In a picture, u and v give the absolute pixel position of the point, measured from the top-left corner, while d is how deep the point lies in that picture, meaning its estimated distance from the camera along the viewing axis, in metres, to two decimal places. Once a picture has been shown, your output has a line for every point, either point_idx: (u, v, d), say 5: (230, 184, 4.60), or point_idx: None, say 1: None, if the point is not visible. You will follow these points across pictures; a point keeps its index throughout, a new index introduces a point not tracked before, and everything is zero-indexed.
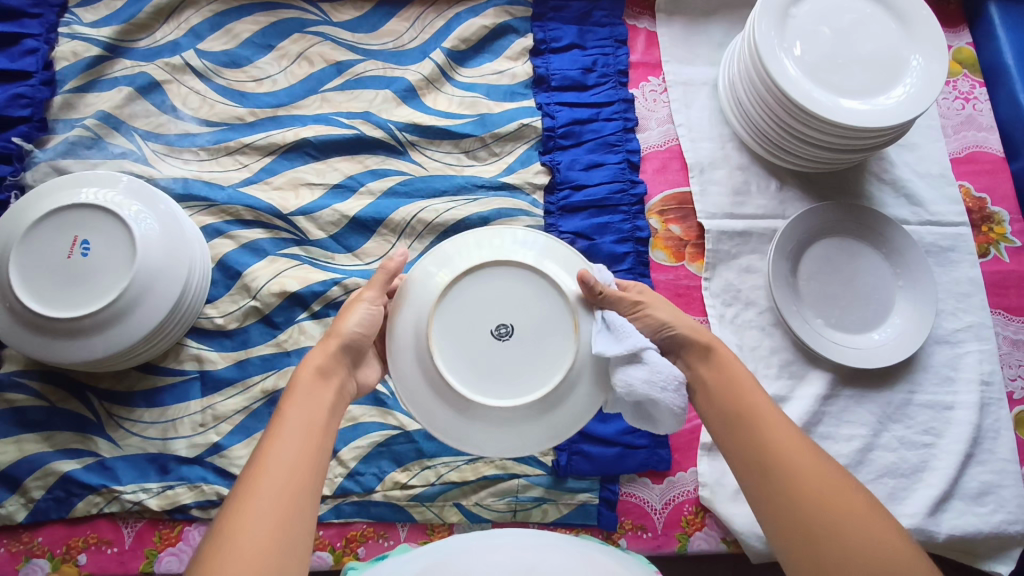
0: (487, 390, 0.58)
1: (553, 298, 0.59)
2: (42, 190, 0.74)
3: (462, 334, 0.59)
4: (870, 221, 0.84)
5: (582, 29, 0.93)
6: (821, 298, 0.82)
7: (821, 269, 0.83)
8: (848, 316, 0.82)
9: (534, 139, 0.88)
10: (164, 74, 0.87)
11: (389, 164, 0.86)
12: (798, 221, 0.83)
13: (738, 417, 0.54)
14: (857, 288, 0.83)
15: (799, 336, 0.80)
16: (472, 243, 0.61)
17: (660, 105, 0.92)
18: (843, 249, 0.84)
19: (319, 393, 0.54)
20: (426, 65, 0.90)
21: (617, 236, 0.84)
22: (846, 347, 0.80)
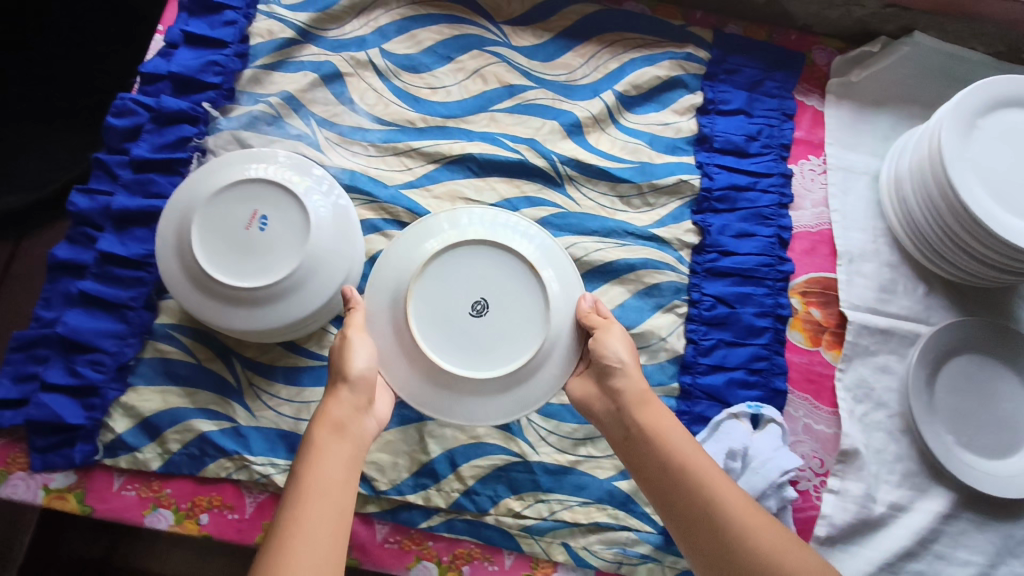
0: (483, 362, 0.68)
1: (510, 260, 0.70)
2: (229, 157, 0.77)
3: (424, 311, 0.69)
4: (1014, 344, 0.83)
5: (751, 96, 0.93)
6: (958, 414, 0.81)
7: (960, 385, 0.82)
8: (981, 439, 0.80)
9: (689, 197, 0.89)
10: (347, 67, 0.89)
11: (545, 194, 0.87)
12: (942, 332, 0.82)
13: (681, 471, 0.60)
14: (995, 413, 0.81)
15: (930, 449, 0.79)
16: (440, 231, 0.72)
17: (817, 186, 0.92)
18: (985, 369, 0.83)
19: (337, 446, 0.60)
20: (596, 104, 0.91)
21: (758, 309, 0.84)
22: (976, 470, 0.79)
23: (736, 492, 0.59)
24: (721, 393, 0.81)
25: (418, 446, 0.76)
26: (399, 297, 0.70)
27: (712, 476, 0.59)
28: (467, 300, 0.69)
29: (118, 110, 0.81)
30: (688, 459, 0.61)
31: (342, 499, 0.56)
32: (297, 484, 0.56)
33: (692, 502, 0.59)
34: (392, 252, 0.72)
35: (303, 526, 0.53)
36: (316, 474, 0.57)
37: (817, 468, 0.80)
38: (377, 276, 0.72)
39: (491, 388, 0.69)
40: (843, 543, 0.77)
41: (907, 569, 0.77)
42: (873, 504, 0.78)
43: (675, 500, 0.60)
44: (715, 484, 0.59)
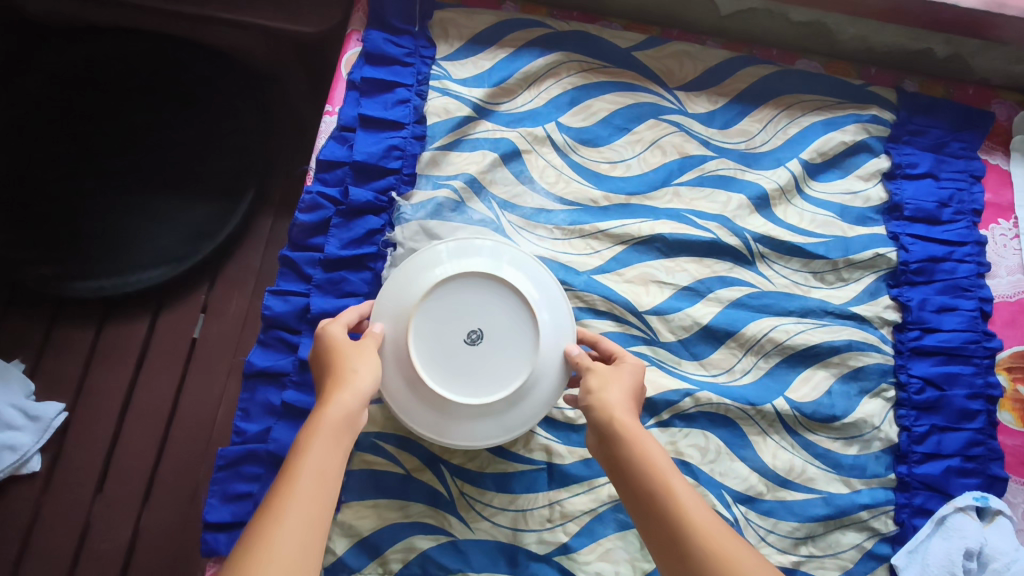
0: (465, 390, 0.65)
1: (514, 297, 0.67)
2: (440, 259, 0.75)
3: (427, 338, 0.66)
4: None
5: (938, 158, 0.90)
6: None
7: None
8: None
9: (885, 270, 0.86)
10: (525, 144, 0.86)
11: (738, 273, 0.84)
12: None
13: (654, 500, 0.53)
14: None
15: None
16: (451, 253, 0.69)
17: (1010, 252, 0.88)
18: None
19: (334, 444, 0.52)
20: (783, 175, 0.87)
21: (969, 390, 0.80)
22: None
23: (717, 526, 0.50)
24: (940, 483, 0.77)
25: (639, 553, 0.73)
26: (397, 316, 0.67)
27: (692, 506, 0.51)
28: (468, 329, 0.66)
29: (307, 204, 0.79)
30: (685, 492, 0.53)
31: (324, 504, 0.48)
32: (287, 470, 0.50)
33: (660, 531, 0.52)
34: (401, 270, 0.69)
35: (286, 518, 0.46)
36: (306, 463, 0.50)
37: None
38: (381, 299, 0.68)
39: (469, 415, 0.66)
40: None
41: None
42: None
43: (647, 529, 0.53)
44: (691, 514, 0.51)
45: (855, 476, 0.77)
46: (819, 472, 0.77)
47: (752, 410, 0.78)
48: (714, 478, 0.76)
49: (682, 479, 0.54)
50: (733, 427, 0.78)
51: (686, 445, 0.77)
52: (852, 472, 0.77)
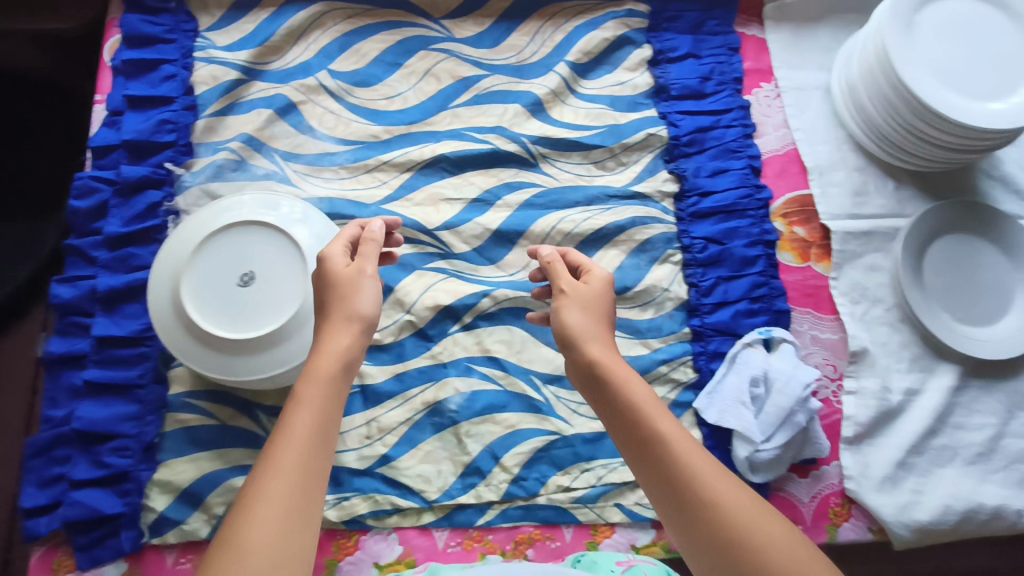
0: (246, 328, 0.71)
1: (278, 236, 0.73)
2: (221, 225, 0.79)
3: (203, 289, 0.71)
4: (978, 216, 0.89)
5: (696, 38, 0.96)
6: (946, 293, 0.87)
7: (944, 266, 0.88)
8: (973, 311, 0.86)
9: (660, 148, 0.91)
10: (300, 96, 0.89)
11: (523, 177, 0.88)
12: (919, 221, 0.88)
13: (652, 452, 0.56)
14: (978, 283, 0.87)
15: (930, 329, 0.84)
16: (216, 212, 0.74)
17: (775, 111, 0.95)
18: (963, 245, 0.89)
19: (315, 405, 0.56)
20: (552, 78, 0.92)
21: (747, 240, 0.87)
22: (971, 339, 0.85)
23: (691, 448, 0.55)
24: (730, 326, 0.83)
25: (457, 449, 0.77)
26: (172, 276, 0.72)
27: (696, 463, 0.54)
28: (241, 272, 0.72)
29: (79, 191, 0.80)
30: (693, 446, 0.55)
31: (310, 470, 0.53)
32: (278, 430, 0.54)
33: (659, 480, 0.55)
34: (174, 238, 0.74)
35: (273, 505, 0.49)
36: (298, 421, 0.54)
37: (831, 374, 0.84)
38: (158, 266, 0.73)
39: (255, 349, 0.71)
40: (870, 437, 0.82)
41: (932, 446, 0.82)
42: (890, 394, 0.83)
43: (644, 476, 0.57)
44: (698, 466, 0.54)
45: (653, 337, 0.83)
46: (619, 340, 0.83)
47: None
48: (521, 366, 0.81)
49: (650, 401, 0.58)
50: None
51: (493, 342, 0.81)
52: (649, 334, 0.83)
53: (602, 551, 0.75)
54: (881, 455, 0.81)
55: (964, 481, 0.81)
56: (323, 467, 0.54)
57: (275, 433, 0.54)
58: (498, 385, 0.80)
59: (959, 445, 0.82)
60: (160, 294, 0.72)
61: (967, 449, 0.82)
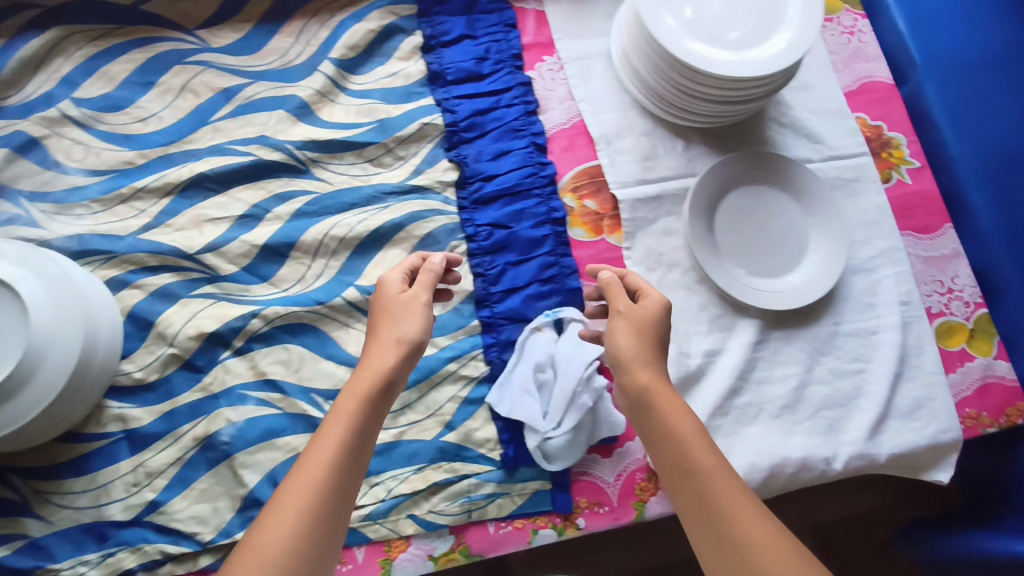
0: None
1: None
2: None
3: None
4: (767, 166, 0.88)
5: (470, 18, 0.92)
6: (740, 248, 0.85)
7: (737, 221, 0.86)
8: (768, 263, 0.85)
9: (438, 137, 0.87)
10: (41, 129, 0.83)
11: (294, 186, 0.84)
12: (707, 179, 0.86)
13: (687, 473, 0.56)
14: (771, 234, 0.86)
15: (724, 288, 0.82)
16: None
17: (559, 83, 0.91)
18: (755, 197, 0.87)
19: (357, 422, 0.58)
20: (317, 78, 0.87)
21: (533, 221, 0.84)
22: (767, 292, 0.83)
23: (720, 468, 0.56)
24: (520, 313, 0.80)
25: (234, 483, 0.73)
26: None
27: (722, 484, 0.55)
28: None
29: None
30: (713, 467, 0.56)
31: (334, 495, 0.53)
32: (308, 451, 0.55)
33: (686, 503, 0.56)
34: None
35: (283, 535, 0.50)
36: (321, 444, 0.56)
37: None
38: None
39: None
40: None
41: (736, 406, 0.80)
42: (688, 359, 0.81)
43: (675, 498, 0.57)
44: (718, 489, 0.55)
45: (440, 334, 0.79)
46: None
47: (324, 309, 0.79)
48: (301, 385, 0.77)
49: (692, 425, 0.59)
50: (313, 331, 0.79)
51: (268, 364, 0.77)
52: (436, 332, 0.79)
53: (398, 567, 0.72)
54: None
55: (769, 437, 0.79)
56: (347, 494, 0.55)
57: (304, 452, 0.56)
58: (277, 409, 0.76)
59: (764, 400, 0.81)
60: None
61: (771, 403, 0.81)
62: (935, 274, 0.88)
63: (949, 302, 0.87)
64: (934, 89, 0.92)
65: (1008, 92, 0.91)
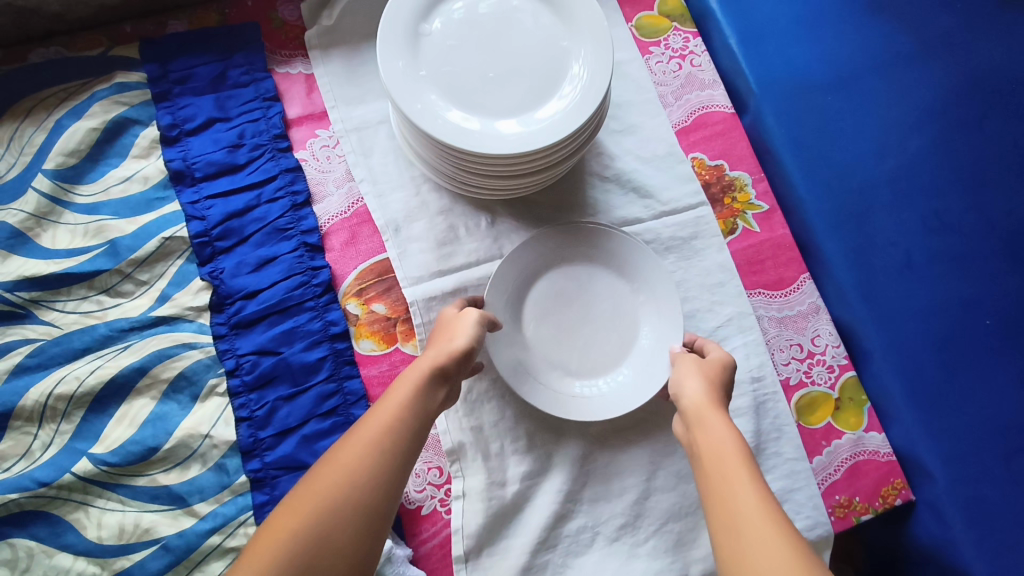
0: None
1: None
2: None
3: None
4: (585, 238, 0.74)
5: (219, 97, 0.77)
6: (555, 346, 0.71)
7: (550, 310, 0.72)
8: (589, 358, 0.71)
9: (187, 251, 0.72)
10: None
11: (11, 335, 0.69)
12: (510, 263, 0.71)
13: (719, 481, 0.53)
14: (592, 322, 0.73)
15: (534, 403, 0.68)
16: None
17: (335, 162, 0.77)
18: (570, 279, 0.74)
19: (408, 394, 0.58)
20: (30, 198, 0.72)
21: (306, 341, 0.70)
22: (589, 398, 0.70)
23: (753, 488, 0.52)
24: (295, 460, 0.67)
25: None
26: None
27: (738, 483, 0.52)
28: None
29: None
30: (738, 472, 0.53)
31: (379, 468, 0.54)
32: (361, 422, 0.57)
33: (707, 492, 0.54)
34: None
35: (333, 481, 0.53)
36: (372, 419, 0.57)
37: (436, 480, 0.69)
38: None
39: None
40: (490, 546, 0.67)
41: (565, 534, 0.68)
42: (504, 487, 0.68)
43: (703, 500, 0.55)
44: (740, 495, 0.51)
45: (198, 501, 0.65)
46: (158, 516, 0.65)
47: (52, 490, 0.65)
48: None
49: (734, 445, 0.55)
50: (41, 519, 0.64)
51: None
52: (192, 499, 0.65)
53: None
54: (503, 566, 0.66)
55: (606, 566, 0.67)
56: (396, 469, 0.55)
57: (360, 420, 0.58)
58: None
59: (599, 522, 0.68)
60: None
61: (607, 525, 0.68)
62: (792, 337, 0.75)
63: (809, 368, 0.74)
64: (774, 119, 0.80)
65: (860, 113, 0.79)
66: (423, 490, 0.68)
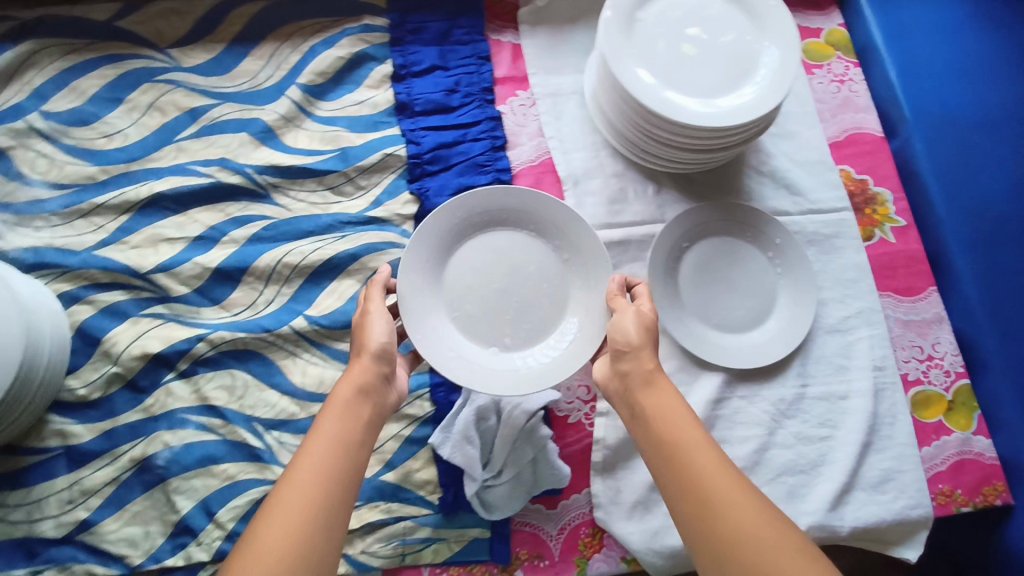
0: None
1: None
2: None
3: None
4: (514, 205, 0.78)
5: (443, 49, 0.90)
6: (478, 326, 0.76)
7: (466, 289, 0.76)
8: (517, 330, 0.76)
9: (401, 168, 0.86)
10: (10, 141, 0.83)
11: (252, 210, 0.83)
12: (418, 247, 0.74)
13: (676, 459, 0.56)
14: (496, 298, 0.76)
15: (475, 388, 0.71)
16: None
17: (530, 119, 0.90)
18: (494, 261, 0.77)
19: (357, 412, 0.61)
20: (283, 103, 0.86)
21: None
22: (528, 366, 0.74)
23: (711, 457, 0.56)
24: None
25: (167, 507, 0.73)
26: None
27: (699, 454, 0.56)
28: None
29: None
30: (695, 442, 0.57)
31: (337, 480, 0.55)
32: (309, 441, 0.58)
33: (668, 470, 0.56)
34: None
35: (298, 497, 0.53)
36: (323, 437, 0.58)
37: (584, 396, 0.80)
38: None
39: None
40: (625, 460, 0.78)
41: None
42: None
43: (659, 477, 0.58)
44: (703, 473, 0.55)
45: None
46: None
47: (271, 337, 0.78)
48: (243, 413, 0.76)
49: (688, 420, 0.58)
50: (258, 359, 0.78)
51: (212, 388, 0.76)
52: None
53: None
54: (635, 478, 0.77)
55: None
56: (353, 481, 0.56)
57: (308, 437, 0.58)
58: (216, 435, 0.75)
59: None
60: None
61: None
62: (914, 339, 0.85)
63: (927, 369, 0.84)
64: (922, 146, 0.88)
65: (1001, 154, 0.87)
66: (572, 402, 0.80)
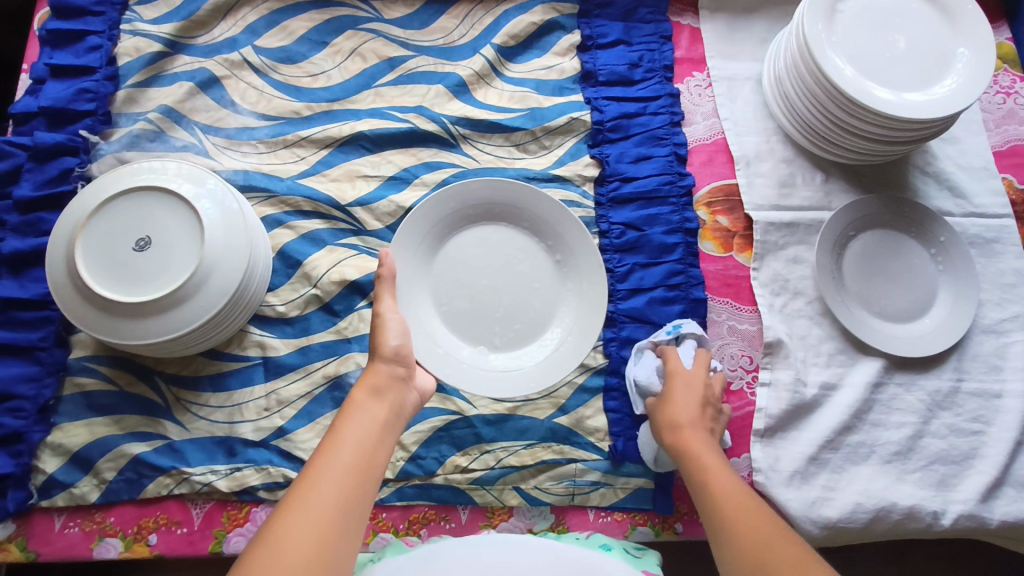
0: (135, 289, 0.69)
1: (181, 210, 0.72)
2: (124, 168, 0.74)
3: (106, 244, 0.70)
4: (507, 199, 0.80)
5: (627, 25, 0.94)
6: (482, 323, 0.78)
7: (465, 286, 0.79)
8: (518, 326, 0.79)
9: (583, 133, 0.90)
10: (223, 70, 0.87)
11: (442, 157, 0.87)
12: (410, 243, 0.77)
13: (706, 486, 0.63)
14: (503, 291, 0.79)
15: (481, 390, 0.74)
16: (132, 173, 0.73)
17: (705, 100, 0.93)
18: (491, 258, 0.80)
19: (375, 408, 0.60)
20: (477, 61, 0.91)
21: (666, 227, 0.86)
22: (532, 363, 0.78)
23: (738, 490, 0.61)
24: (644, 313, 0.82)
25: None
26: (77, 217, 0.72)
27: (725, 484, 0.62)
28: (139, 234, 0.71)
29: None
30: (725, 476, 0.63)
31: (358, 478, 0.54)
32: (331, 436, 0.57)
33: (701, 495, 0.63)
34: (88, 188, 0.73)
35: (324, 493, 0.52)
36: (344, 433, 0.57)
37: (747, 365, 0.83)
38: (67, 213, 0.73)
39: (133, 312, 0.69)
40: (783, 431, 0.81)
41: (848, 443, 0.81)
42: (804, 387, 0.82)
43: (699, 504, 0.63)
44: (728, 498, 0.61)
45: None
46: None
47: None
48: None
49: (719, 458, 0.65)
50: None
51: None
52: None
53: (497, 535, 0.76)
54: (793, 450, 0.80)
55: (878, 480, 0.80)
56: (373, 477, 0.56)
57: (329, 434, 0.57)
58: None
59: (876, 443, 0.81)
60: (56, 258, 0.71)
61: (883, 448, 0.81)
62: None
63: None
64: None
65: None
66: (735, 370, 0.83)
